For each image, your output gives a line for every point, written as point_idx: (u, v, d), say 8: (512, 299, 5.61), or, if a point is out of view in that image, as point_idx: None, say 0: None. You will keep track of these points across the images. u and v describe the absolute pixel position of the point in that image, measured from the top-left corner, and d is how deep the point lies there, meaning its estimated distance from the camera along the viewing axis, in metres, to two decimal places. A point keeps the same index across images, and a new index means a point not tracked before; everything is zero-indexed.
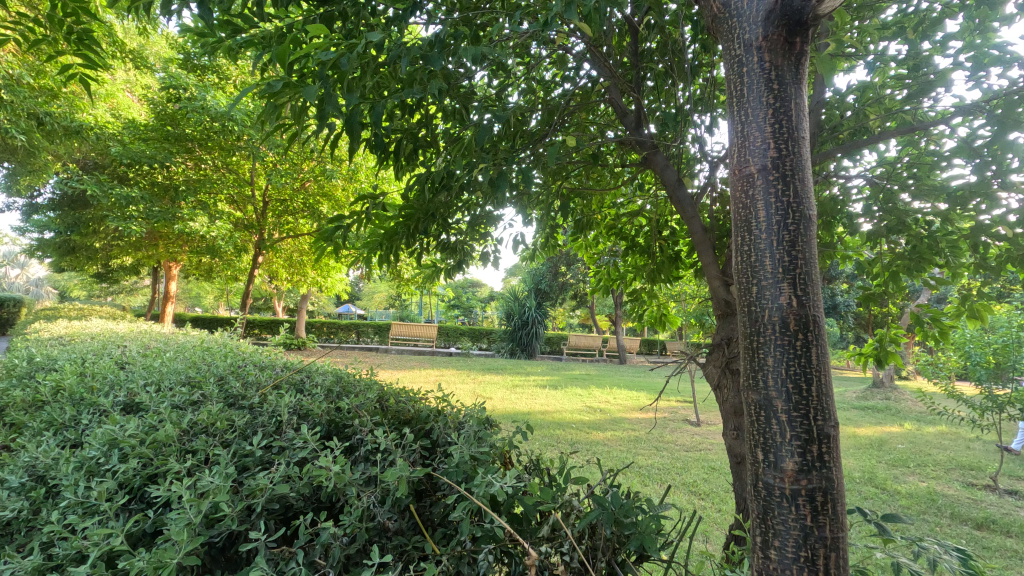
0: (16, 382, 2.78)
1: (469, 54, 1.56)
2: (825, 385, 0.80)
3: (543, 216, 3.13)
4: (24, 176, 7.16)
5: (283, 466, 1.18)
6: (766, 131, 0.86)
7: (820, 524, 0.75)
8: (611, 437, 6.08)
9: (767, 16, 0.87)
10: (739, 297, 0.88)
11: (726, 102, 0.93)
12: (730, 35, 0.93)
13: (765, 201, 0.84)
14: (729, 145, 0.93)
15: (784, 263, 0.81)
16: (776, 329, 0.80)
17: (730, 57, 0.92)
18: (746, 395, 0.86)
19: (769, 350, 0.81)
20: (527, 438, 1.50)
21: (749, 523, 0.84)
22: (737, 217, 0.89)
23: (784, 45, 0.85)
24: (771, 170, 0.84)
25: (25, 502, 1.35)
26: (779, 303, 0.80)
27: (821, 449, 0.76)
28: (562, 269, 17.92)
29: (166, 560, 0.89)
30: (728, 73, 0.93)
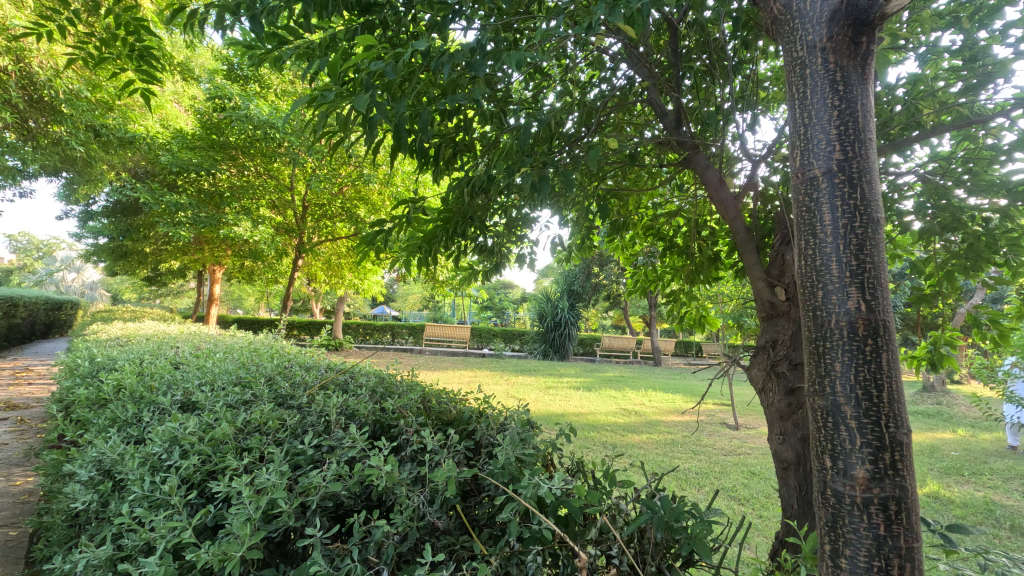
0: (80, 381, 2.94)
1: (511, 59, 1.59)
2: (897, 391, 0.78)
3: (579, 217, 3.13)
4: (81, 185, 7.56)
5: (334, 465, 1.22)
6: (831, 133, 0.84)
7: (894, 533, 0.74)
8: (647, 440, 6.01)
9: (831, 17, 0.86)
10: (803, 302, 0.87)
11: (788, 104, 0.92)
12: (792, 36, 0.92)
13: (830, 204, 0.83)
14: (791, 148, 0.92)
15: (852, 267, 0.80)
16: (844, 334, 0.79)
17: (793, 58, 0.91)
18: (811, 400, 0.85)
19: (837, 354, 0.80)
20: (571, 439, 1.50)
21: (816, 530, 0.83)
22: (798, 219, 0.89)
23: (849, 46, 0.85)
24: (836, 173, 0.83)
25: (96, 494, 1.44)
26: (847, 308, 0.79)
27: (893, 456, 0.75)
28: (595, 270, 17.78)
29: (231, 553, 0.94)
30: (790, 75, 0.92)
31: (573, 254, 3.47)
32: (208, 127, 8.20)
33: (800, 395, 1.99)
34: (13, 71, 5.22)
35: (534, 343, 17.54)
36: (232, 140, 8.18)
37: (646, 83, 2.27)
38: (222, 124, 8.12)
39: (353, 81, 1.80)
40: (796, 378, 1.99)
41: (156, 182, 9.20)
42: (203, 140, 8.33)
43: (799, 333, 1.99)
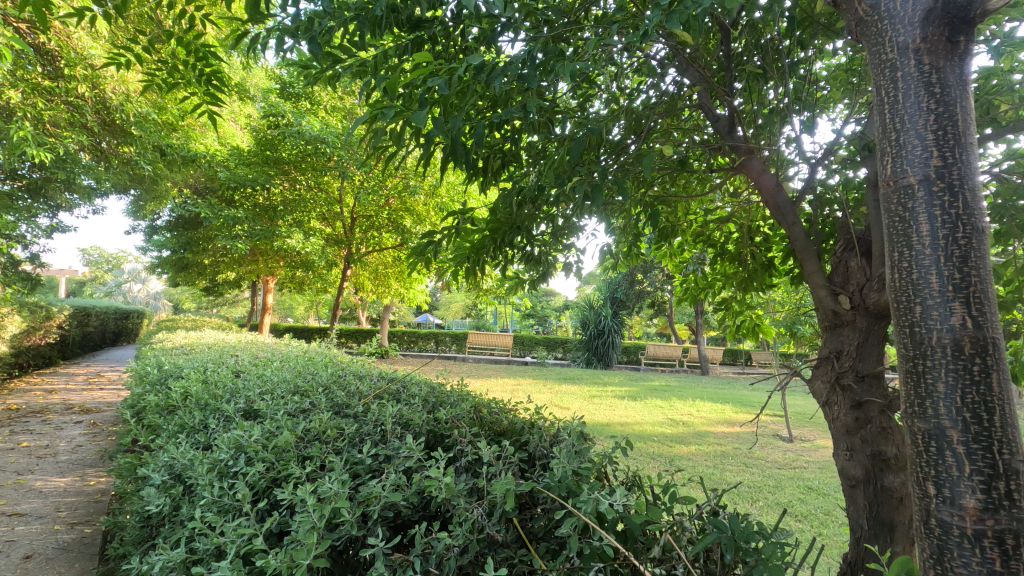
0: (150, 388, 3.10)
1: (563, 69, 1.59)
2: (1009, 414, 0.74)
3: (626, 225, 3.09)
4: (148, 202, 8.02)
5: (393, 476, 1.23)
6: (927, 138, 0.80)
7: (1011, 569, 0.70)
8: (696, 452, 5.85)
9: (924, 17, 0.83)
10: (898, 318, 0.84)
11: (876, 110, 0.88)
12: (879, 38, 0.88)
13: (928, 214, 0.79)
14: (879, 155, 0.88)
15: (955, 281, 0.76)
16: (947, 353, 0.75)
17: (880, 61, 0.88)
18: (911, 422, 0.81)
19: (940, 375, 0.76)
20: (627, 453, 1.46)
21: (916, 560, 0.80)
22: (890, 230, 0.85)
23: (946, 46, 0.81)
24: (934, 180, 0.79)
25: (169, 498, 1.51)
26: (950, 325, 0.76)
27: (1009, 485, 0.72)
28: (638, 278, 17.41)
29: (299, 561, 0.96)
30: (878, 78, 0.88)
31: (620, 262, 3.42)
32: (262, 143, 8.56)
33: (868, 410, 1.89)
34: (90, 98, 5.61)
35: (577, 351, 17.41)
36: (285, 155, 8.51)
37: (698, 87, 2.22)
38: (276, 140, 8.46)
39: (408, 98, 1.85)
40: (864, 392, 1.90)
41: (215, 197, 9.67)
42: (258, 156, 8.70)
43: (866, 344, 1.88)
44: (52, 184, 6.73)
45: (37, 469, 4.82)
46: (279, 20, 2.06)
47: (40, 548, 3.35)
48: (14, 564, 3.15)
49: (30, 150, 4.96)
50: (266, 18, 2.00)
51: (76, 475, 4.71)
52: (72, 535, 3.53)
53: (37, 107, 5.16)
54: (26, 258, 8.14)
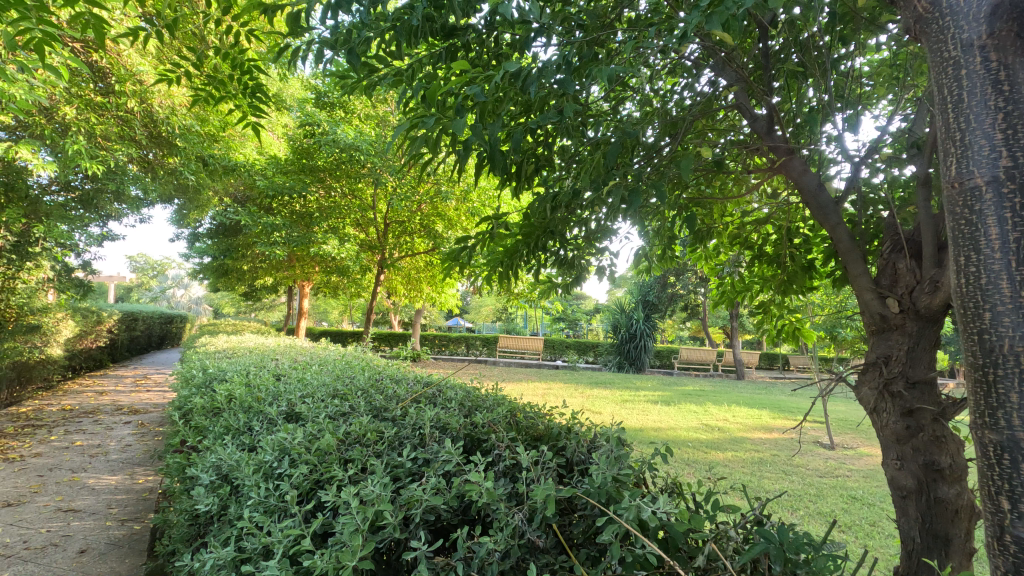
0: (196, 390, 3.21)
1: (599, 72, 1.59)
2: None
3: (661, 228, 3.04)
4: (191, 210, 8.32)
5: (434, 479, 1.24)
6: (994, 138, 0.77)
7: None
8: (732, 458, 5.72)
9: (991, 12, 0.79)
10: (967, 324, 0.81)
11: (939, 109, 0.86)
12: (941, 35, 0.86)
13: (997, 216, 0.76)
14: (945, 156, 0.85)
15: None
16: (1020, 361, 0.72)
17: (943, 59, 0.85)
18: (982, 432, 0.78)
19: (1012, 384, 0.73)
20: (667, 459, 1.44)
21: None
22: (956, 233, 0.82)
23: (1014, 41, 0.78)
24: (1003, 181, 0.76)
25: (217, 498, 1.57)
26: (1022, 332, 0.73)
27: None
28: (671, 280, 16.84)
29: (346, 562, 0.98)
30: (941, 77, 0.85)
31: (654, 266, 3.37)
32: (299, 152, 8.79)
33: (919, 417, 1.82)
34: (138, 112, 5.86)
35: (608, 355, 17.25)
36: (320, 163, 8.70)
37: (735, 87, 2.18)
38: (311, 149, 8.67)
39: (447, 107, 1.88)
40: (915, 399, 1.83)
41: (254, 205, 9.96)
42: (295, 165, 8.94)
43: (916, 349, 1.82)
44: (102, 194, 7.04)
45: (90, 467, 5.04)
46: (317, 32, 2.12)
47: (94, 543, 3.51)
48: (70, 557, 3.30)
49: (83, 162, 5.21)
50: (306, 31, 2.06)
51: (126, 473, 4.92)
52: (123, 531, 3.69)
53: (90, 122, 5.42)
54: (80, 265, 8.55)
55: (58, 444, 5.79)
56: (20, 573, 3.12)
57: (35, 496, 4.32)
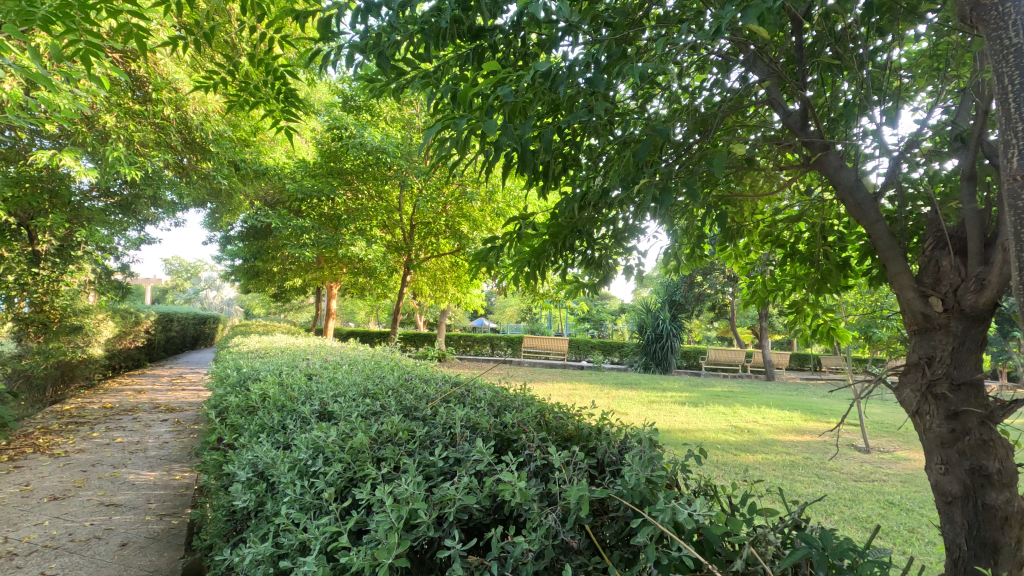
0: (231, 389, 3.29)
1: (629, 70, 1.58)
2: None
3: (689, 227, 3.00)
4: (224, 214, 8.53)
5: (466, 479, 1.25)
6: None
7: None
8: (763, 460, 5.60)
9: None
10: None
11: (998, 101, 0.83)
12: (1000, 25, 0.83)
13: None
14: (1004, 149, 0.83)
15: None
16: None
17: (1001, 49, 0.83)
18: None
19: None
20: (700, 461, 1.42)
21: None
22: (1017, 230, 0.80)
23: None
24: None
25: (254, 495, 1.60)
26: None
27: None
28: (698, 280, 16.79)
29: (381, 559, 0.99)
30: (1000, 68, 0.83)
31: (683, 265, 3.32)
32: (327, 155, 8.95)
33: (965, 420, 1.75)
34: (174, 118, 6.06)
35: (634, 355, 17.08)
36: (348, 165, 8.84)
37: (768, 82, 2.13)
38: (339, 152, 8.82)
39: (476, 109, 1.88)
40: (961, 401, 1.76)
41: (283, 208, 10.17)
42: (323, 168, 9.10)
43: (961, 349, 1.76)
44: (140, 200, 7.27)
45: (130, 463, 5.22)
46: (347, 37, 2.15)
47: (134, 536, 3.63)
48: (112, 550, 3.42)
49: (122, 168, 5.39)
50: (336, 36, 2.09)
51: (164, 470, 5.07)
52: (161, 526, 3.80)
53: (128, 129, 5.62)
54: (119, 268, 8.84)
55: (100, 440, 6.01)
56: (66, 564, 3.24)
57: (79, 490, 4.49)
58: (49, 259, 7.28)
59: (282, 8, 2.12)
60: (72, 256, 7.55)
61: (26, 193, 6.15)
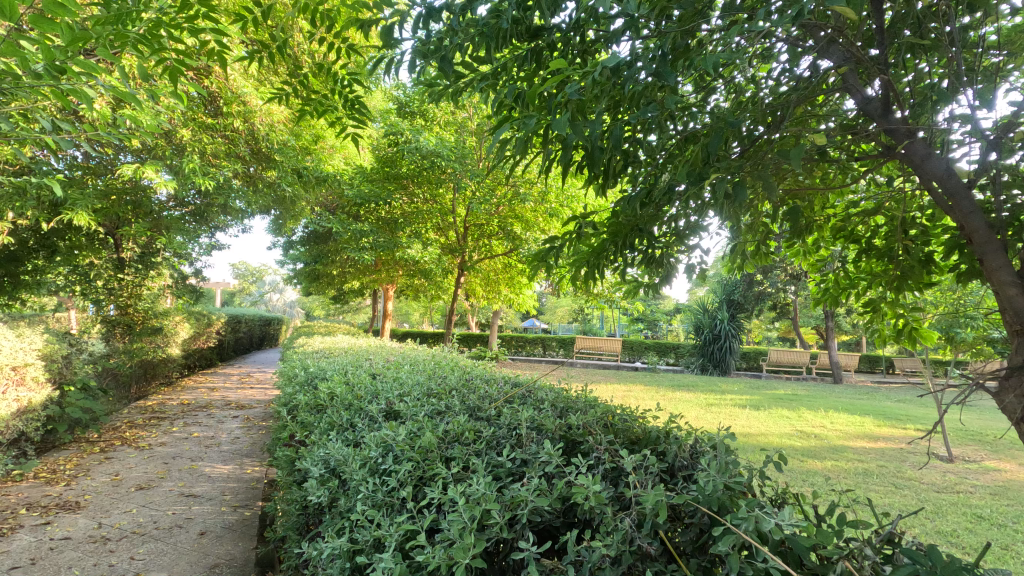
0: (300, 387, 3.43)
1: (696, 60, 1.54)
2: None
3: (755, 223, 2.88)
4: (287, 220, 8.92)
5: (537, 479, 1.24)
6: None
7: None
8: (832, 468, 5.32)
9: None
10: None
11: None
12: None
13: None
14: None
15: None
16: None
17: None
18: None
19: None
20: (780, 467, 1.34)
21: None
22: None
23: None
24: None
25: (329, 490, 1.65)
26: None
27: None
28: (758, 278, 16.15)
29: (459, 559, 0.99)
30: None
31: (748, 263, 3.19)
32: (384, 161, 9.21)
33: None
34: (243, 130, 6.42)
35: (691, 356, 16.61)
36: (404, 171, 9.07)
37: (844, 67, 2.01)
38: (395, 158, 9.05)
39: (541, 110, 1.88)
40: None
41: (343, 214, 10.53)
42: (380, 173, 9.37)
43: None
44: (212, 208, 7.71)
45: (205, 457, 5.53)
46: (408, 44, 2.18)
47: (211, 526, 3.84)
48: (192, 538, 3.64)
49: (197, 179, 5.73)
50: (397, 44, 2.13)
51: (236, 463, 5.35)
52: (235, 516, 4.01)
53: (202, 141, 6.00)
54: (192, 273, 9.39)
55: (179, 435, 6.41)
56: (152, 550, 3.46)
57: (162, 481, 4.80)
58: (133, 265, 7.83)
59: (347, 18, 2.18)
60: (152, 262, 8.11)
61: (113, 204, 6.63)
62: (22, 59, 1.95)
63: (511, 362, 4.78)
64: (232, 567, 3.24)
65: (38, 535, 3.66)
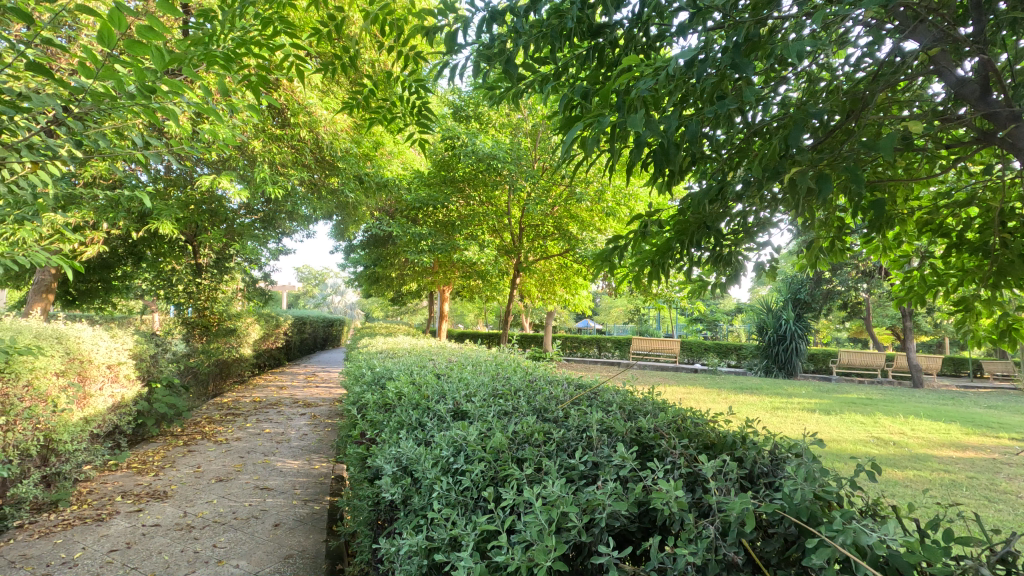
0: (367, 386, 3.55)
1: (776, 47, 1.48)
2: None
3: (830, 217, 2.73)
4: (349, 225, 9.25)
5: (612, 483, 1.22)
6: None
7: None
8: (916, 477, 4.95)
9: None
10: None
11: None
12: None
13: None
14: None
15: None
16: None
17: None
18: None
19: None
20: (873, 478, 1.25)
21: None
22: None
23: None
24: None
25: (403, 488, 1.69)
26: None
27: None
28: (826, 276, 15.35)
29: (539, 561, 0.99)
30: None
31: (822, 260, 3.03)
32: (440, 165, 9.38)
33: None
34: (309, 139, 6.72)
35: (754, 357, 15.95)
36: (460, 174, 9.20)
37: (935, 48, 1.87)
38: (452, 161, 9.20)
39: (609, 108, 1.85)
40: None
41: (402, 218, 10.82)
42: (437, 177, 9.56)
43: None
44: (280, 215, 8.11)
45: (277, 452, 5.81)
46: (469, 50, 2.20)
47: (284, 518, 4.02)
48: (268, 529, 3.83)
49: (268, 188, 6.01)
50: (461, 49, 2.17)
51: (305, 459, 5.60)
52: (306, 510, 4.19)
53: (272, 151, 6.32)
54: (262, 277, 9.90)
55: (253, 431, 6.76)
56: (232, 539, 3.67)
57: (239, 474, 5.08)
58: (210, 270, 8.34)
59: (411, 28, 2.23)
60: (227, 266, 8.60)
61: (193, 213, 7.08)
62: (117, 80, 2.10)
63: (559, 360, 4.70)
64: (305, 558, 3.38)
65: (133, 521, 3.95)
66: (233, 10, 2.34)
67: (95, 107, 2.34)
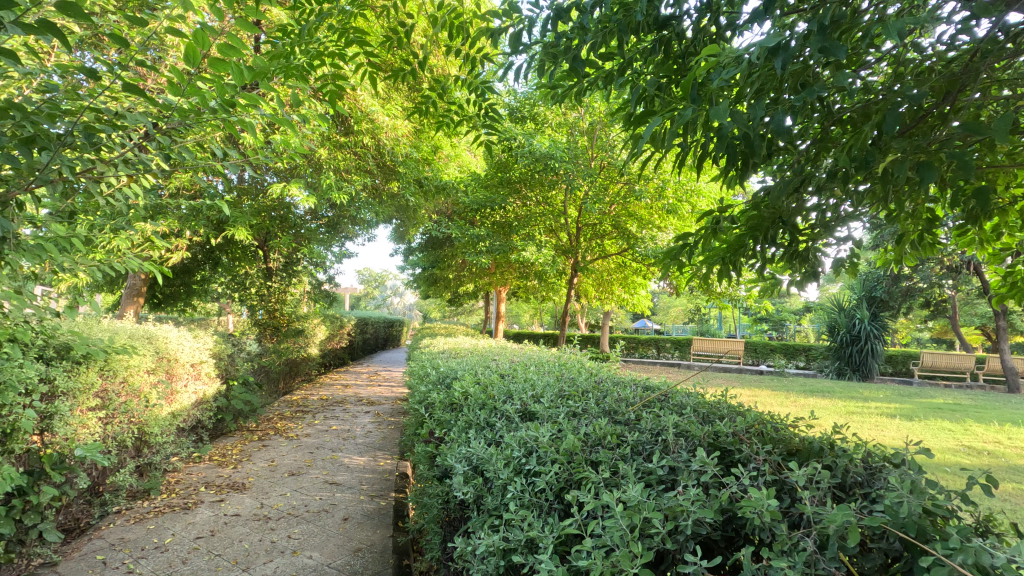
0: (431, 385, 3.62)
1: (871, 26, 1.38)
2: None
3: (920, 209, 2.54)
4: (409, 227, 9.47)
5: (695, 489, 1.18)
6: None
7: None
8: (1015, 491, 4.52)
9: None
10: None
11: None
12: None
13: None
14: None
15: None
16: None
17: None
18: None
19: None
20: (990, 492, 1.15)
21: None
22: None
23: None
24: None
25: (475, 487, 1.71)
26: None
27: None
28: (905, 272, 14.36)
29: (625, 568, 0.97)
30: None
31: (910, 255, 2.82)
32: (497, 167, 9.42)
33: None
34: (371, 145, 6.94)
35: (825, 359, 15.10)
36: (517, 175, 9.21)
37: None
38: (508, 162, 9.21)
39: (681, 101, 1.80)
40: None
41: (460, 219, 10.94)
42: (494, 179, 9.60)
43: None
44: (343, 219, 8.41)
45: (344, 449, 6.03)
46: (533, 50, 2.18)
47: (353, 513, 4.16)
48: (338, 522, 3.98)
49: (332, 194, 6.25)
50: (523, 50, 2.16)
51: (371, 455, 5.78)
52: (372, 505, 4.32)
53: (336, 159, 6.58)
54: (327, 279, 10.31)
55: (321, 427, 7.05)
56: (305, 531, 3.83)
57: (310, 468, 5.31)
58: (279, 273, 8.77)
59: (475, 30, 2.25)
60: (295, 270, 9.00)
61: (265, 220, 7.47)
62: (201, 96, 2.23)
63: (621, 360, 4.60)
64: (373, 552, 3.48)
65: (216, 510, 4.20)
66: (309, 24, 2.44)
67: (182, 123, 2.51)
